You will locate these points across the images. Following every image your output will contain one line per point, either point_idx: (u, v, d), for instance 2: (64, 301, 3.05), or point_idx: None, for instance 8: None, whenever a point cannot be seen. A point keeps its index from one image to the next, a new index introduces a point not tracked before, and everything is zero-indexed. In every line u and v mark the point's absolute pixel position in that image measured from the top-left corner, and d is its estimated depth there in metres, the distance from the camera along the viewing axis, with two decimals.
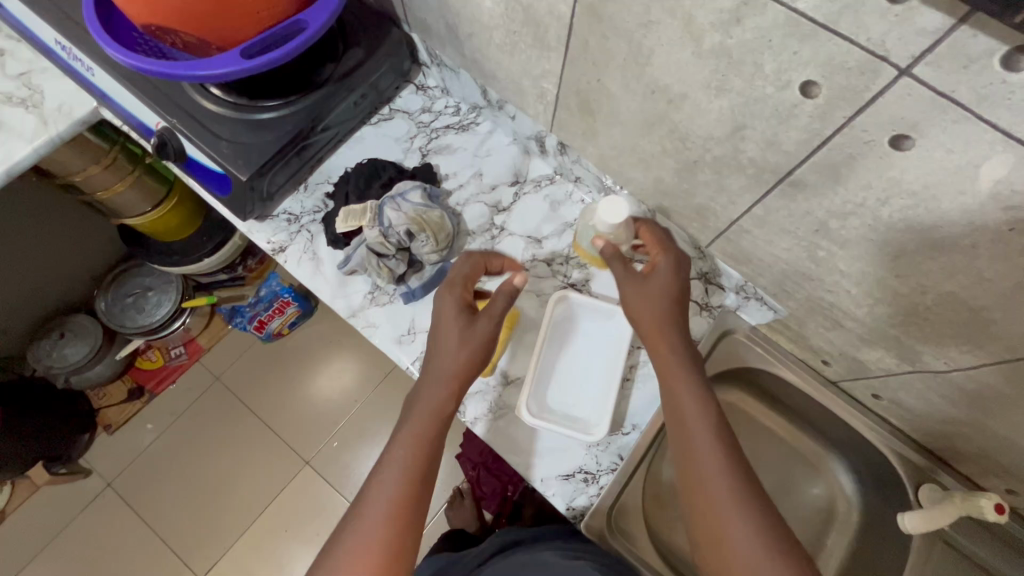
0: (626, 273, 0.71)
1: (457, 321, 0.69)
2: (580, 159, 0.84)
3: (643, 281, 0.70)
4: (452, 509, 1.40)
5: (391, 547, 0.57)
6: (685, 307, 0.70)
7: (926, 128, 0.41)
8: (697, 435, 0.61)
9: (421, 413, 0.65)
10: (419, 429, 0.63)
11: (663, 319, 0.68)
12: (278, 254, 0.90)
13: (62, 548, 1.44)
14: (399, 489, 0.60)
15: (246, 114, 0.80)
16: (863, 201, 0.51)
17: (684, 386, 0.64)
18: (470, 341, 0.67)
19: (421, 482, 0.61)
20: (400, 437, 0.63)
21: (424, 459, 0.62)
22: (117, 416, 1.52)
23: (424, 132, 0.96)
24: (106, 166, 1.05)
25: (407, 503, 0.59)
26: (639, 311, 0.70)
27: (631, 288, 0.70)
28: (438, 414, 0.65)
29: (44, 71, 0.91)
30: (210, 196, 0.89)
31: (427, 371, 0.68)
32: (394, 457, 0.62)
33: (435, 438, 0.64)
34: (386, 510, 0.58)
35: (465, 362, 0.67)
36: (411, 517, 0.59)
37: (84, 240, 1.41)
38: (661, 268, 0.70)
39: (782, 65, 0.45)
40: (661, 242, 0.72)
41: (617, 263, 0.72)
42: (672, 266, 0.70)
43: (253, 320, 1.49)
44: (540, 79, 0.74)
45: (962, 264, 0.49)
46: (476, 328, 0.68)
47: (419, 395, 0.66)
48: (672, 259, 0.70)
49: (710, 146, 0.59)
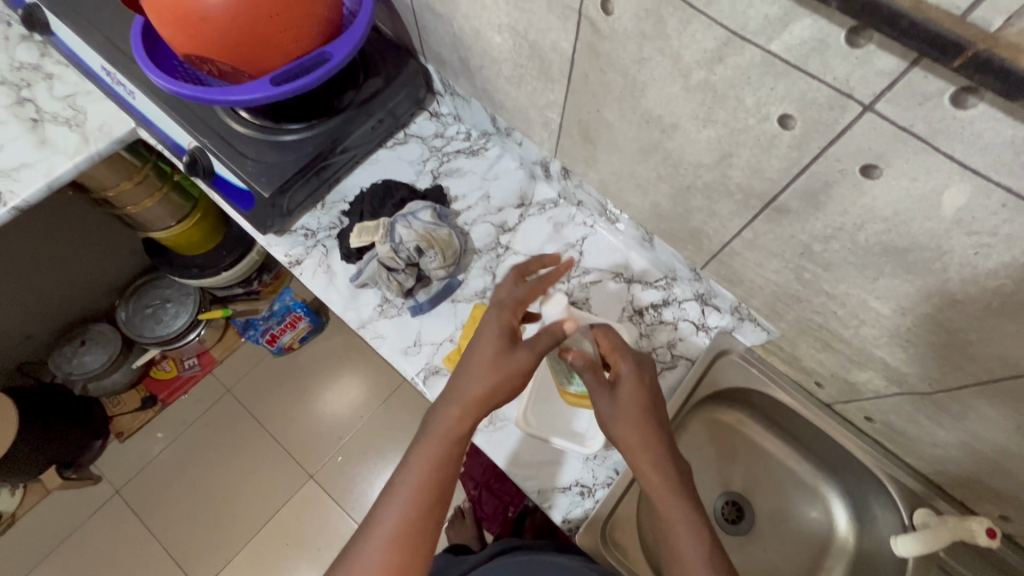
0: (597, 384, 0.70)
1: (494, 343, 0.68)
2: (582, 184, 0.88)
3: (616, 395, 0.69)
4: (452, 528, 1.40)
5: (395, 570, 0.59)
6: (660, 409, 0.69)
7: (891, 159, 0.45)
8: (673, 518, 0.63)
9: (433, 437, 0.65)
10: (432, 456, 0.64)
11: (647, 431, 0.67)
12: (295, 267, 0.95)
13: (68, 554, 1.46)
14: (405, 514, 0.61)
15: (271, 135, 0.86)
16: (841, 225, 0.54)
17: (669, 491, 0.64)
18: (505, 366, 0.66)
19: (429, 505, 0.62)
20: (412, 460, 0.64)
21: (435, 484, 0.63)
22: (129, 424, 1.56)
23: (436, 156, 1.01)
24: (138, 182, 1.12)
25: (414, 525, 0.61)
26: (617, 423, 0.68)
27: (604, 404, 0.69)
28: (450, 440, 0.65)
29: (88, 94, 0.99)
30: (234, 211, 0.94)
31: (449, 387, 0.67)
32: (404, 480, 0.63)
33: (448, 463, 0.64)
34: (391, 534, 0.60)
35: (488, 391, 0.65)
36: (417, 539, 0.61)
37: (109, 252, 1.48)
38: (627, 379, 0.70)
39: (761, 100, 0.50)
40: (624, 354, 0.72)
41: (589, 374, 0.71)
42: (633, 379, 0.70)
43: (265, 334, 1.51)
44: (545, 109, 0.79)
45: (936, 285, 0.52)
46: (513, 355, 0.67)
47: (437, 419, 0.66)
48: (633, 367, 0.71)
49: (701, 172, 0.64)
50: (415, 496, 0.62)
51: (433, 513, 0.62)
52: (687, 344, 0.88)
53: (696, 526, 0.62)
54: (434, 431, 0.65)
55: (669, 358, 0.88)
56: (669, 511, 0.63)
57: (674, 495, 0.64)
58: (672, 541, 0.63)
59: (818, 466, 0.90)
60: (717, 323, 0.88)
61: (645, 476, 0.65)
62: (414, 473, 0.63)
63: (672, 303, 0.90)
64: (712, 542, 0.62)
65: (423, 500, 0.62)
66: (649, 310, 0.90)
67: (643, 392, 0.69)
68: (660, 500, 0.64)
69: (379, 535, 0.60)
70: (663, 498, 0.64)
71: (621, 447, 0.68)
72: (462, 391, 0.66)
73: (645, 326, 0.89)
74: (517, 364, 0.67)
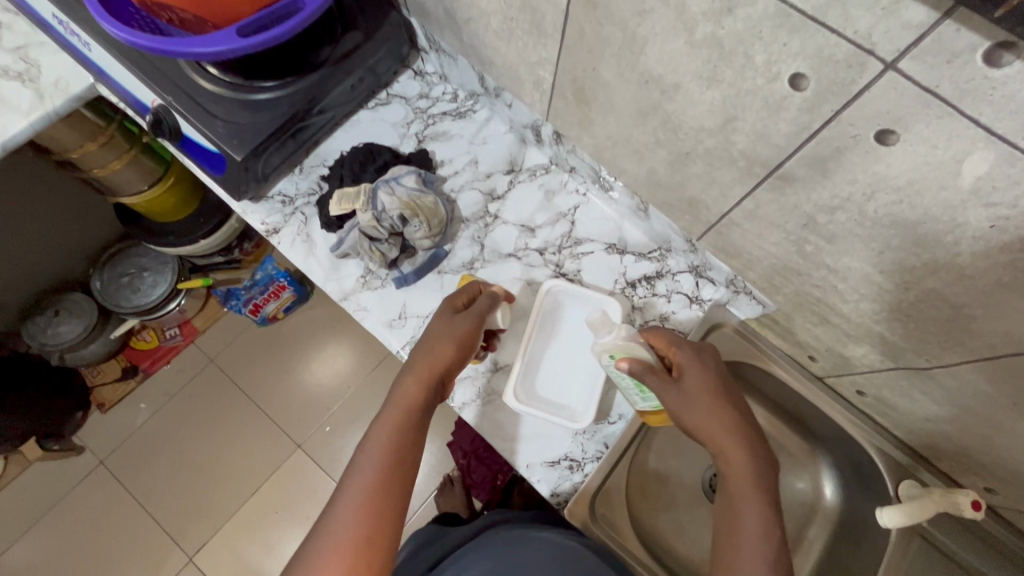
0: (663, 382, 0.69)
1: (444, 315, 0.74)
2: (575, 149, 0.84)
3: (684, 387, 0.69)
4: (441, 496, 1.41)
5: (366, 533, 0.58)
6: (730, 395, 0.70)
7: (910, 123, 0.41)
8: (746, 505, 0.63)
9: (395, 406, 0.67)
10: (394, 424, 0.66)
11: (719, 418, 0.67)
12: (272, 236, 0.90)
13: (55, 523, 1.45)
14: (371, 478, 0.61)
15: (242, 93, 0.79)
16: (850, 195, 0.51)
17: (744, 473, 0.65)
18: (454, 330, 0.72)
19: (395, 469, 0.62)
20: (377, 431, 0.65)
21: (399, 448, 0.64)
22: (111, 395, 1.53)
23: (421, 118, 0.96)
24: (102, 143, 1.05)
25: (383, 489, 0.61)
26: (689, 412, 0.68)
27: (673, 398, 0.68)
28: (412, 406, 0.67)
29: (41, 46, 0.91)
30: (205, 175, 0.88)
31: (407, 364, 0.71)
32: (370, 450, 0.64)
33: (411, 430, 0.66)
34: (359, 499, 0.60)
35: (444, 359, 0.70)
36: (387, 501, 0.60)
37: (79, 217, 1.41)
38: (691, 369, 0.71)
39: (772, 57, 0.46)
40: (683, 348, 0.73)
41: (652, 376, 0.70)
42: (698, 369, 0.70)
43: (248, 304, 1.46)
44: (537, 66, 0.74)
45: (945, 260, 0.49)
46: (459, 322, 0.73)
47: (397, 390, 0.69)
48: (693, 356, 0.72)
49: (702, 137, 0.60)
50: (379, 462, 0.63)
51: (399, 478, 0.62)
52: (679, 318, 0.86)
53: (765, 508, 0.63)
54: (396, 401, 0.68)
55: None
56: (741, 492, 0.64)
57: (750, 482, 0.64)
58: (739, 522, 0.63)
59: (807, 438, 0.90)
60: (712, 296, 0.86)
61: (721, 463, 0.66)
62: (380, 442, 0.64)
63: (665, 275, 0.87)
64: (778, 527, 0.62)
65: (389, 465, 0.62)
66: (642, 282, 0.87)
67: (709, 380, 0.70)
68: (732, 483, 0.65)
69: (348, 502, 0.60)
70: (737, 482, 0.65)
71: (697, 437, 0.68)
72: (417, 362, 0.70)
73: (638, 298, 0.87)
74: (461, 327, 0.72)
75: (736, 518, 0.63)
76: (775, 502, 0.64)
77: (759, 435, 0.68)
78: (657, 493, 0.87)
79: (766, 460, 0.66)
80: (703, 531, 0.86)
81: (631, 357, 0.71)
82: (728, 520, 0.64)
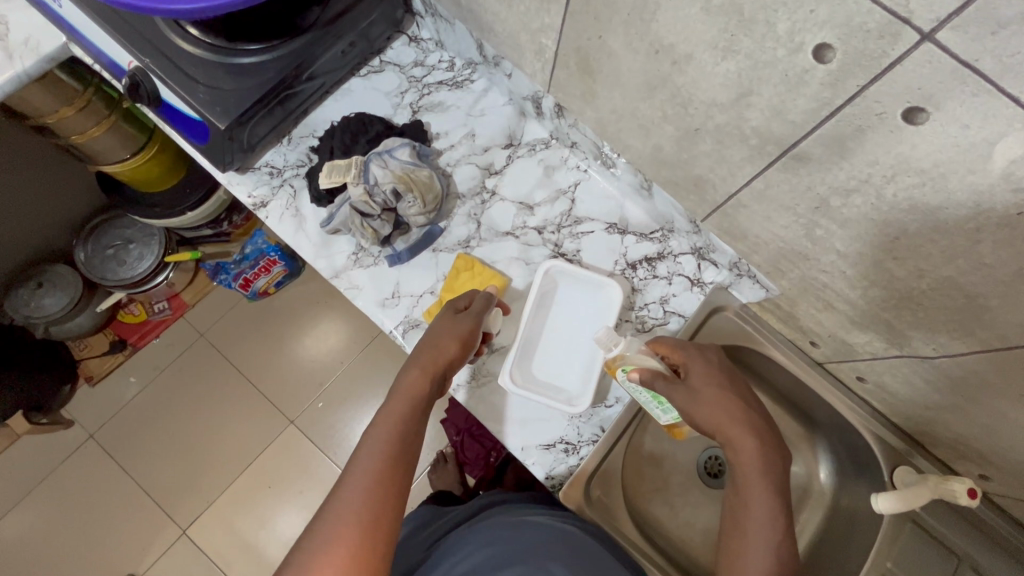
0: (673, 386, 0.69)
1: (445, 314, 0.76)
2: (577, 123, 0.80)
3: (692, 385, 0.69)
4: (435, 472, 1.40)
5: (371, 514, 0.57)
6: (735, 388, 0.70)
7: (942, 101, 0.39)
8: (756, 498, 0.64)
9: (398, 397, 0.68)
10: (399, 412, 0.66)
11: (728, 412, 0.67)
12: (259, 209, 0.87)
13: (46, 496, 1.45)
14: (376, 464, 0.61)
15: (225, 57, 0.74)
16: (868, 177, 0.48)
17: (753, 465, 0.65)
18: (455, 328, 0.74)
19: (399, 456, 0.62)
20: (381, 419, 0.66)
21: (403, 437, 0.64)
22: (98, 368, 1.50)
23: (415, 88, 0.91)
24: (80, 108, 1.00)
25: (389, 471, 0.61)
26: (699, 410, 0.67)
27: (682, 397, 0.68)
28: (415, 398, 0.68)
29: (9, 1, 0.85)
30: (187, 144, 0.84)
31: (410, 359, 0.72)
32: (374, 436, 0.64)
33: (415, 419, 0.66)
34: (365, 481, 0.59)
35: (448, 354, 0.72)
36: (392, 484, 0.60)
37: (60, 186, 1.36)
38: (697, 368, 0.70)
39: (796, 25, 0.42)
40: (686, 346, 0.73)
41: (661, 382, 0.70)
42: (702, 364, 0.71)
43: (238, 279, 1.41)
44: (539, 34, 0.69)
45: (963, 248, 0.47)
46: (460, 320, 0.75)
47: (400, 383, 0.70)
48: (696, 354, 0.72)
49: (713, 113, 0.57)
50: (384, 446, 0.62)
51: (403, 463, 0.62)
52: (679, 301, 0.84)
53: (774, 497, 0.64)
54: (398, 393, 0.68)
55: (661, 314, 0.84)
56: (750, 484, 0.65)
57: (760, 475, 0.65)
58: (748, 512, 0.64)
59: (803, 423, 0.89)
60: (713, 279, 0.83)
61: (732, 459, 0.66)
62: (384, 428, 0.64)
63: (667, 257, 0.85)
64: (785, 516, 0.64)
65: (394, 452, 0.62)
66: (642, 264, 0.85)
67: (714, 376, 0.70)
68: (741, 475, 0.65)
69: (354, 485, 0.59)
70: (747, 474, 0.65)
71: (707, 434, 0.68)
72: (420, 356, 0.71)
73: (638, 280, 0.85)
74: (461, 325, 0.75)
75: (745, 508, 0.65)
76: (784, 491, 0.65)
77: (767, 425, 0.68)
78: (652, 476, 0.87)
79: (774, 449, 0.67)
80: (698, 513, 0.86)
81: (643, 369, 0.70)
82: (737, 509, 0.66)
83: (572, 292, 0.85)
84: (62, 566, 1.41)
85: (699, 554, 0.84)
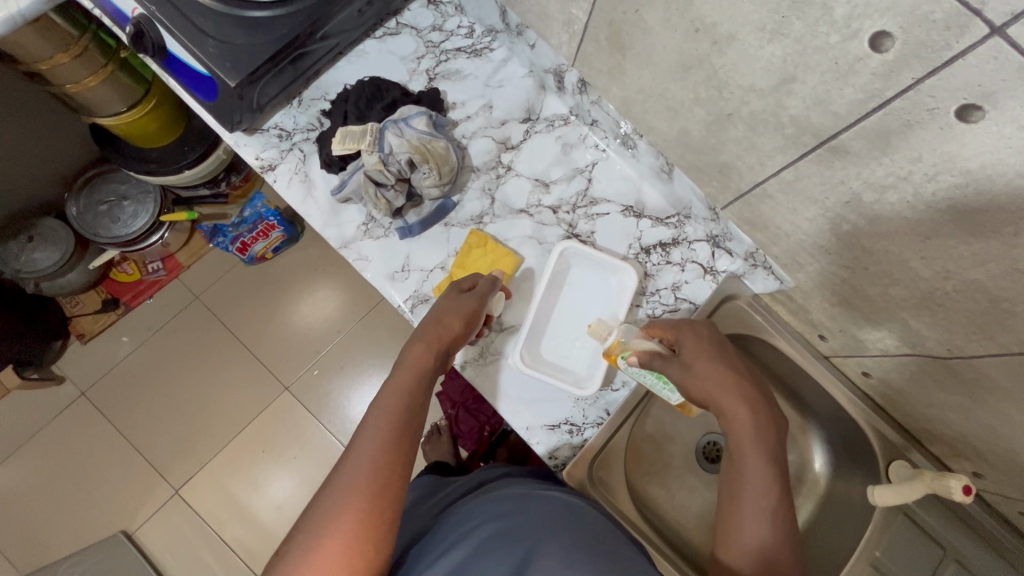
0: (667, 362, 0.70)
1: (450, 292, 0.76)
2: (600, 101, 0.78)
3: (685, 359, 0.69)
4: (428, 445, 1.39)
5: (377, 483, 0.57)
6: (733, 362, 0.69)
7: (1002, 99, 0.38)
8: (751, 469, 0.64)
9: (402, 370, 0.67)
10: (403, 384, 0.66)
11: (725, 385, 0.66)
12: (267, 172, 0.84)
13: (39, 449, 1.44)
14: (382, 435, 0.60)
15: (236, 9, 0.70)
16: (908, 173, 0.48)
17: (745, 434, 0.65)
18: (458, 306, 0.74)
19: (405, 427, 0.62)
20: (386, 393, 0.65)
21: (408, 409, 0.63)
22: (91, 326, 1.47)
23: (432, 53, 0.88)
24: (76, 55, 0.95)
25: (395, 442, 0.60)
26: (692, 380, 0.68)
27: (677, 372, 0.69)
28: (420, 370, 0.67)
29: None
30: (193, 100, 0.80)
31: (415, 334, 0.71)
32: (380, 409, 0.63)
33: (420, 392, 0.66)
34: (370, 450, 0.59)
35: (453, 329, 0.72)
36: (398, 454, 0.59)
37: (51, 137, 1.30)
38: (689, 344, 0.71)
39: (855, 10, 0.40)
40: (679, 324, 0.74)
41: (657, 360, 0.70)
42: (693, 339, 0.71)
43: (236, 242, 1.37)
44: (571, 4, 0.66)
45: (997, 251, 0.46)
46: (464, 298, 0.75)
47: (404, 357, 0.69)
48: (690, 330, 0.72)
49: (749, 99, 0.55)
50: (388, 418, 0.62)
51: (408, 435, 0.62)
52: (691, 288, 0.83)
53: (769, 469, 0.63)
54: (403, 366, 0.68)
55: (672, 301, 0.83)
56: (743, 451, 0.64)
57: (754, 446, 0.64)
58: (743, 483, 0.64)
59: (803, 414, 0.90)
60: (727, 267, 0.82)
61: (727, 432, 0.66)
62: (388, 401, 0.64)
63: (682, 243, 0.84)
64: (781, 486, 0.63)
65: (399, 423, 0.62)
66: (656, 249, 0.84)
67: (710, 349, 0.70)
68: (737, 447, 0.65)
69: (359, 454, 0.59)
70: (742, 446, 0.65)
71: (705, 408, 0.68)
72: (425, 331, 0.71)
73: (651, 265, 0.84)
74: (465, 303, 0.74)
75: (740, 478, 0.64)
76: (781, 464, 0.65)
77: (766, 398, 0.68)
78: (651, 458, 0.88)
79: (771, 424, 0.66)
80: (694, 497, 0.87)
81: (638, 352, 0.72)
82: (733, 482, 0.65)
83: (581, 278, 0.85)
84: (55, 518, 1.42)
85: (693, 536, 0.85)
